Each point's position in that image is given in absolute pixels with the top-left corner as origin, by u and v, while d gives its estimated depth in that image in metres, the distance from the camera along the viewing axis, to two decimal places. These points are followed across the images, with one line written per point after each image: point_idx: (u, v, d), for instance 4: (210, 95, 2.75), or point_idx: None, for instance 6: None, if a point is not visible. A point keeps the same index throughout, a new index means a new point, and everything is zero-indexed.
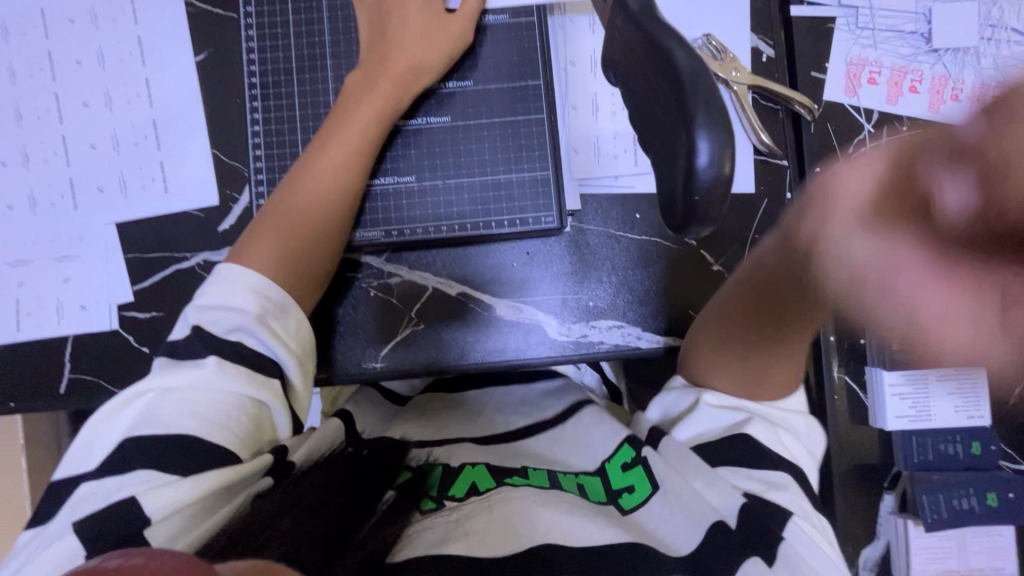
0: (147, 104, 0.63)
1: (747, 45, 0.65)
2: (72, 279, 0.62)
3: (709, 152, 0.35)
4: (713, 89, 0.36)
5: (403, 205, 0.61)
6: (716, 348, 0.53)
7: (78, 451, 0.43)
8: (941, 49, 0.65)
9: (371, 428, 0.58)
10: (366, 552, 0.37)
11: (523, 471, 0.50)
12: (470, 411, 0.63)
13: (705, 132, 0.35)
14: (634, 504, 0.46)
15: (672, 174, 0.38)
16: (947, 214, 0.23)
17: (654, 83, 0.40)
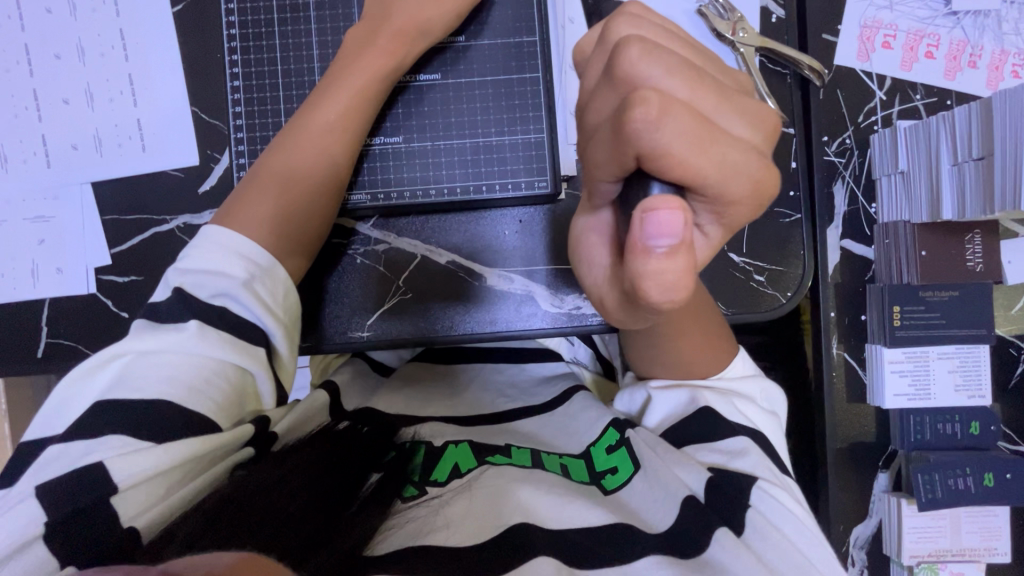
0: (122, 58, 0.60)
1: (757, 4, 0.61)
2: (48, 241, 0.60)
3: (663, 190, 0.26)
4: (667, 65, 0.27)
5: (391, 167, 0.58)
6: (641, 352, 0.51)
7: (45, 415, 0.40)
8: (960, 12, 0.62)
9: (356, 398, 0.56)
10: (350, 543, 0.34)
11: (505, 449, 0.49)
12: (459, 388, 0.61)
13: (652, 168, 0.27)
14: (615, 486, 0.45)
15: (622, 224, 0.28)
16: (601, 192, 0.30)
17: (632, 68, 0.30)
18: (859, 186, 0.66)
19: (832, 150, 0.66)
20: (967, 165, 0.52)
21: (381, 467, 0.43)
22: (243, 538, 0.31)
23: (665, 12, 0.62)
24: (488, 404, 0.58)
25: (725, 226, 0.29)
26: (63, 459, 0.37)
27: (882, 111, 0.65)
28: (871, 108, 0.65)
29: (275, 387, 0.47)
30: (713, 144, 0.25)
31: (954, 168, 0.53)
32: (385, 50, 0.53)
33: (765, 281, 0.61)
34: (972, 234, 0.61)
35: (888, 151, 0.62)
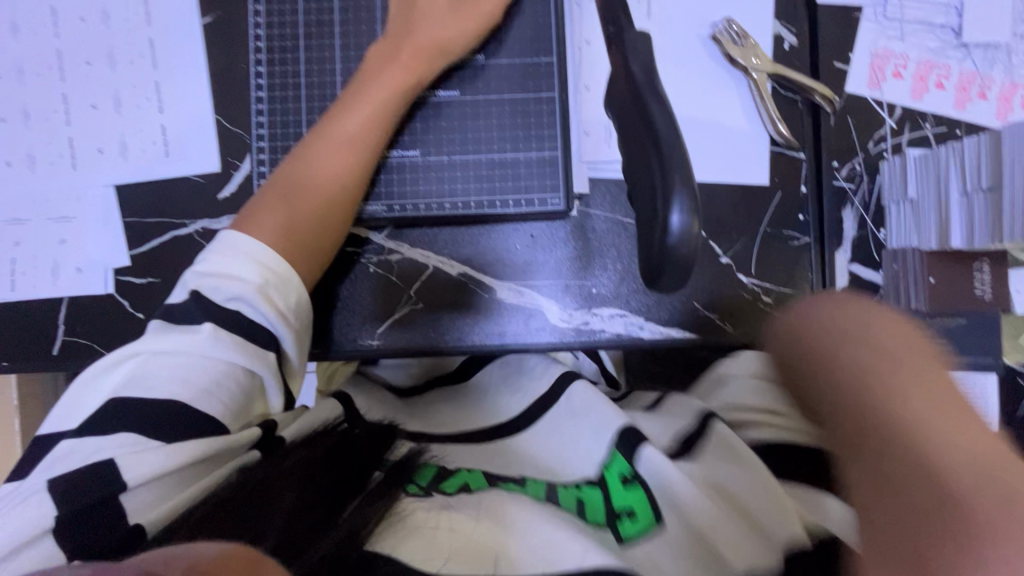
0: (150, 66, 0.62)
1: (769, 32, 0.63)
2: (70, 241, 0.62)
3: (682, 214, 0.29)
4: (680, 145, 0.30)
5: (407, 179, 0.59)
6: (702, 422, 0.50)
7: (61, 410, 0.41)
8: (971, 44, 0.63)
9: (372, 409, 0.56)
10: (344, 533, 0.35)
11: (518, 479, 0.46)
12: (464, 400, 0.60)
13: (678, 192, 0.29)
14: (635, 533, 0.41)
15: (647, 236, 0.31)
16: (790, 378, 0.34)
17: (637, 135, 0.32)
18: (869, 212, 0.65)
19: (842, 175, 0.64)
20: (976, 195, 0.53)
21: (384, 467, 0.43)
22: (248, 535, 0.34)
23: (680, 37, 0.63)
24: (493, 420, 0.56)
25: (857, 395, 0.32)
26: (77, 453, 0.38)
27: (892, 139, 0.64)
28: (881, 135, 0.64)
29: (282, 390, 0.47)
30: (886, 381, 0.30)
31: (963, 199, 0.55)
32: (407, 65, 0.54)
33: (772, 302, 0.62)
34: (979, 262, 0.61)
35: (896, 179, 0.62)
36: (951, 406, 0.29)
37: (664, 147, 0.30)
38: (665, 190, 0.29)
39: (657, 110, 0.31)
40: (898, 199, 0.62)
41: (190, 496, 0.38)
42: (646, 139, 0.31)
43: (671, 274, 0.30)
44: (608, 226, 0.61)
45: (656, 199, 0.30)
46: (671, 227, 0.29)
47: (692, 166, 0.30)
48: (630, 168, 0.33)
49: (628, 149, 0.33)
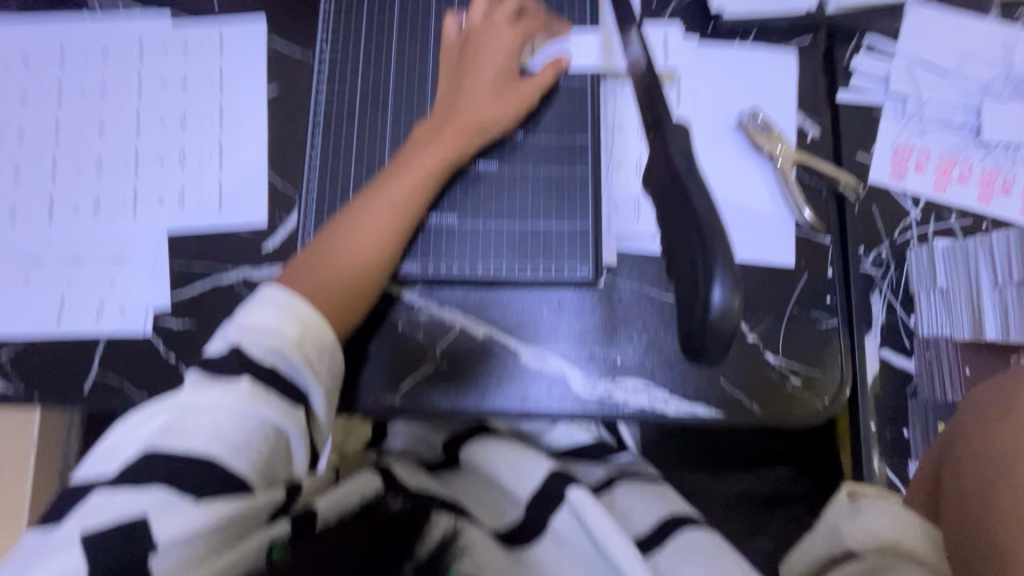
0: (217, 128, 0.67)
1: (793, 124, 0.67)
2: (118, 282, 0.65)
3: (724, 290, 0.30)
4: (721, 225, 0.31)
5: (442, 243, 0.62)
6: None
7: (96, 455, 0.43)
8: (991, 143, 0.66)
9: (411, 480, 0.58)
10: None
11: None
12: (494, 490, 0.60)
13: (719, 270, 0.30)
14: None
15: (688, 309, 0.33)
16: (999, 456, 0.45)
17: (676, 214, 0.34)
18: (897, 298, 0.64)
19: (869, 261, 0.65)
20: (1008, 287, 0.59)
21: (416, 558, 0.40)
22: None
23: (709, 124, 0.67)
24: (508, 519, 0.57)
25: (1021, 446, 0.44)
26: (107, 506, 0.39)
27: (918, 228, 0.65)
28: (907, 225, 0.66)
29: (308, 451, 0.48)
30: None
31: (993, 289, 0.60)
32: (451, 139, 0.58)
33: (801, 384, 0.61)
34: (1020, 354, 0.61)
35: (926, 267, 0.63)
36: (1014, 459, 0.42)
37: (703, 227, 0.31)
38: (707, 268, 0.31)
39: (697, 190, 0.33)
40: (928, 289, 0.63)
41: (213, 563, 0.39)
42: (686, 219, 0.33)
43: (713, 345, 0.32)
44: (635, 297, 0.62)
45: (698, 275, 0.31)
46: (712, 301, 0.30)
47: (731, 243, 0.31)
48: (673, 241, 0.35)
49: (668, 229, 0.35)
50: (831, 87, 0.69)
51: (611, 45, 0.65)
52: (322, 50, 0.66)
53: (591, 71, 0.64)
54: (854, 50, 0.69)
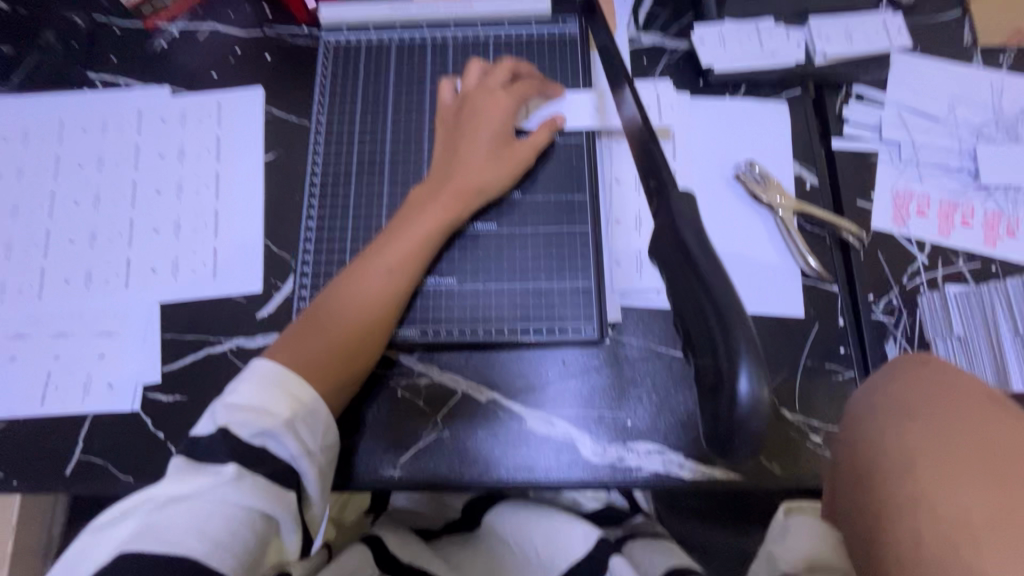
0: (213, 195, 0.67)
1: (789, 173, 0.67)
2: (106, 356, 0.62)
3: (750, 381, 0.28)
4: (741, 310, 0.29)
5: (442, 305, 0.60)
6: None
7: (67, 558, 0.40)
8: (991, 186, 0.66)
9: (403, 552, 0.53)
10: None
11: None
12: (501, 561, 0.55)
13: (744, 360, 0.28)
14: None
15: (709, 399, 0.30)
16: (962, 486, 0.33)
17: (684, 295, 0.32)
18: (912, 348, 0.61)
19: (880, 309, 0.62)
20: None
21: None
22: None
23: (705, 175, 0.67)
24: None
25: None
26: None
27: (927, 273, 0.64)
28: (915, 270, 0.64)
29: (299, 535, 0.45)
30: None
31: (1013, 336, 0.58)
32: (447, 204, 0.57)
33: (822, 442, 0.58)
34: None
35: (939, 314, 0.61)
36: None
37: (722, 310, 0.29)
38: (729, 355, 0.29)
39: (704, 259, 0.32)
40: (944, 336, 0.60)
41: None
42: (701, 297, 0.31)
43: (739, 441, 0.29)
44: (642, 355, 0.60)
45: (719, 363, 0.29)
46: (739, 394, 0.28)
47: (752, 325, 0.29)
48: (686, 320, 0.33)
49: (678, 303, 0.33)
50: (825, 136, 0.69)
51: (604, 105, 0.65)
52: (319, 116, 0.66)
53: (587, 129, 0.64)
54: (844, 100, 0.70)
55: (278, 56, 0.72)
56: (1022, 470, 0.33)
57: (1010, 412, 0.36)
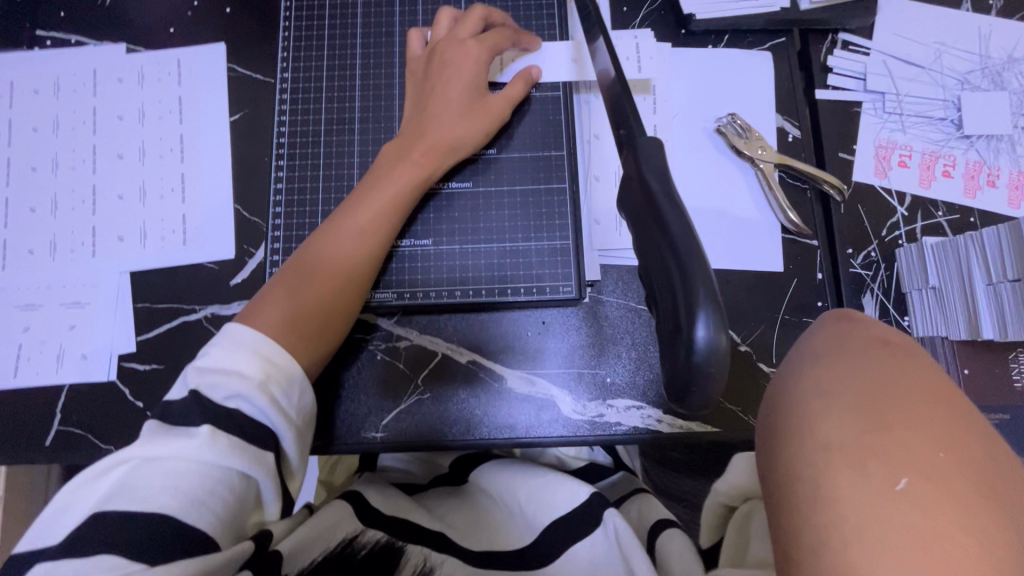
0: (178, 158, 0.65)
1: (771, 125, 0.65)
2: (78, 326, 0.61)
3: (708, 327, 0.28)
4: (703, 259, 0.29)
5: (418, 267, 0.59)
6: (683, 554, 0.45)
7: (43, 522, 0.40)
8: (973, 136, 0.65)
9: (386, 506, 0.55)
10: None
11: None
12: (483, 515, 0.56)
13: (702, 308, 0.28)
14: None
15: (669, 348, 0.30)
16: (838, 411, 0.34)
17: (649, 247, 0.32)
18: (888, 300, 0.63)
19: (859, 262, 0.63)
20: (1003, 285, 0.52)
21: None
22: None
23: (686, 129, 0.65)
24: (496, 541, 0.53)
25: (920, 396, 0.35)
26: None
27: (906, 226, 0.64)
28: (894, 223, 0.64)
29: (279, 494, 0.45)
30: (913, 373, 0.36)
31: (988, 287, 0.54)
32: (418, 162, 0.56)
33: None
34: (1015, 352, 0.59)
35: (916, 265, 0.60)
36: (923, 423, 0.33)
37: (684, 258, 0.29)
38: (688, 302, 0.28)
39: (671, 209, 0.31)
40: (919, 286, 0.60)
41: None
42: (663, 246, 0.30)
43: (698, 389, 0.29)
44: (621, 313, 0.60)
45: (679, 311, 0.29)
46: (695, 341, 0.28)
47: (712, 272, 0.29)
48: (649, 271, 0.32)
49: (644, 254, 0.32)
50: (809, 87, 0.68)
51: (581, 56, 0.63)
52: (284, 73, 0.63)
53: (564, 82, 0.62)
54: (829, 48, 0.68)
55: (238, 8, 0.68)
56: (898, 408, 0.34)
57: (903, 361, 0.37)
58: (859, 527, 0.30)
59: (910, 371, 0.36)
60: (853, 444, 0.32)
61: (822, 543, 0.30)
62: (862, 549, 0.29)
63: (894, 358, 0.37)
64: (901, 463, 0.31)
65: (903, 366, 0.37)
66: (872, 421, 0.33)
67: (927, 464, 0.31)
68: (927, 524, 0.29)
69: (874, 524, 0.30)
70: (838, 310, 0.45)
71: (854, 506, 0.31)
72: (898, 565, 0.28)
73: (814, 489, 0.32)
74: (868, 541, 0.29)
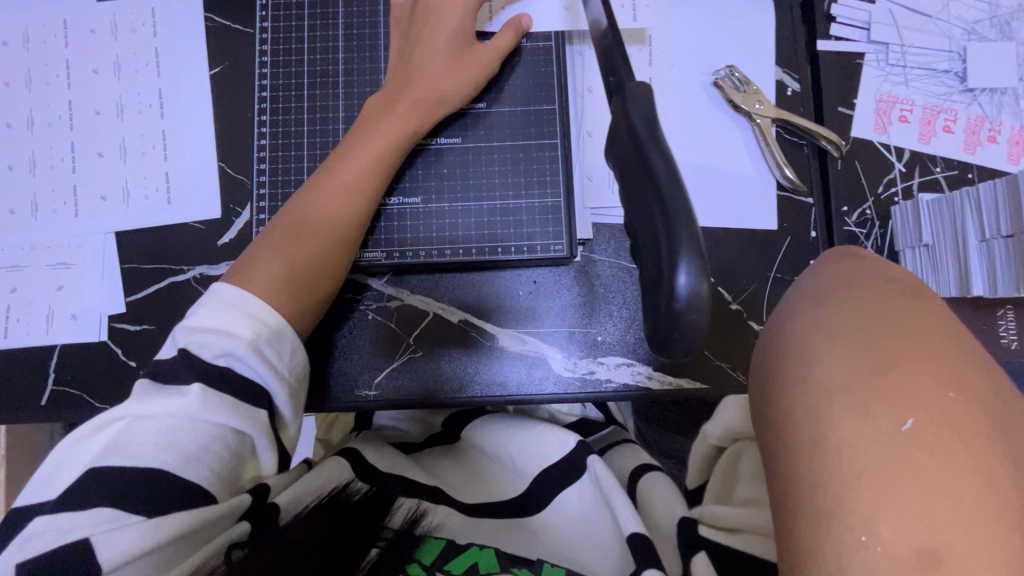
0: (158, 114, 0.62)
1: (770, 79, 0.63)
2: (66, 287, 0.61)
3: (690, 275, 0.27)
4: (689, 208, 0.29)
5: (408, 226, 0.58)
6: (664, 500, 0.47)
7: (41, 477, 0.40)
8: (976, 89, 0.63)
9: (380, 460, 0.56)
10: None
11: (536, 566, 0.44)
12: (475, 469, 0.58)
13: (685, 256, 0.28)
14: None
15: (652, 299, 0.30)
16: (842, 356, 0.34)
17: (635, 197, 0.31)
18: (882, 256, 0.63)
19: (853, 220, 0.62)
20: (995, 241, 0.52)
21: (382, 543, 0.42)
22: None
23: (682, 82, 0.63)
24: (488, 494, 0.54)
25: (929, 336, 0.34)
26: (52, 531, 0.36)
27: (902, 182, 0.63)
28: (891, 179, 0.63)
29: (276, 450, 0.46)
30: (922, 313, 0.36)
31: (981, 243, 0.54)
32: (404, 116, 0.54)
33: None
34: (1004, 309, 0.59)
35: (910, 222, 0.60)
36: (933, 363, 0.33)
37: (669, 207, 0.29)
38: (672, 251, 0.28)
39: (660, 161, 0.31)
40: (912, 245, 0.60)
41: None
42: (649, 195, 0.30)
43: (678, 339, 0.29)
44: (612, 271, 0.59)
45: (662, 260, 0.28)
46: (678, 290, 0.28)
47: (698, 223, 0.29)
48: (635, 222, 0.32)
49: (630, 206, 0.32)
50: (810, 37, 0.65)
51: None
52: (263, 22, 0.60)
53: (556, 32, 0.59)
54: None
55: None
56: (905, 348, 0.34)
57: (912, 302, 0.37)
58: (862, 469, 0.30)
59: (919, 312, 0.36)
60: (856, 388, 0.32)
61: (826, 489, 0.31)
62: (866, 488, 0.29)
63: (902, 300, 0.37)
64: (909, 403, 0.31)
65: (912, 308, 0.36)
66: (877, 363, 0.33)
67: (934, 403, 0.31)
68: (933, 461, 0.29)
69: (878, 467, 0.30)
70: (840, 250, 0.44)
71: (856, 449, 0.31)
72: (898, 504, 0.29)
73: (816, 436, 0.32)
74: (873, 484, 0.29)
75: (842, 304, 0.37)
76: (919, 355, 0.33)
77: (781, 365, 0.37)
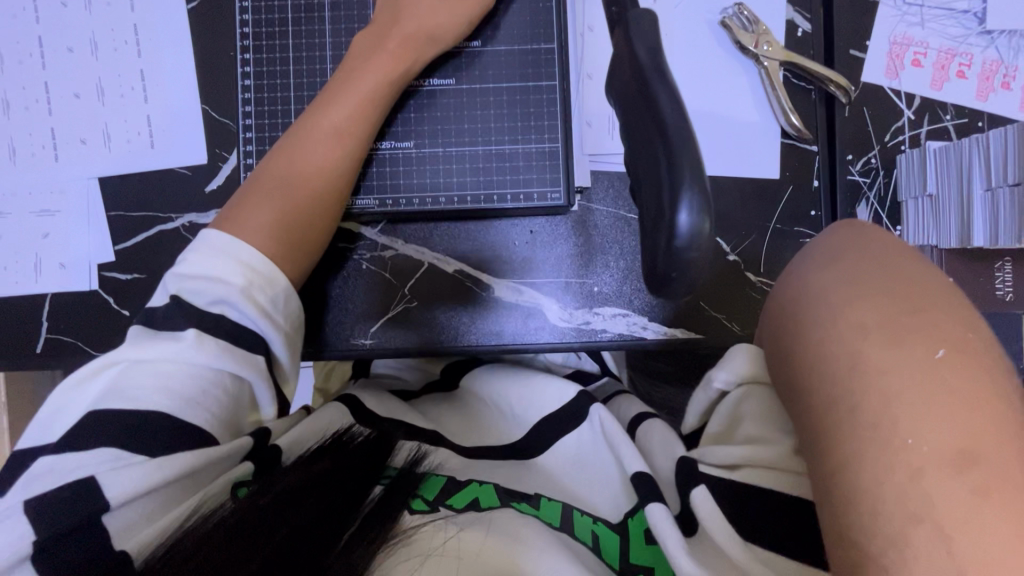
0: (134, 52, 0.59)
1: (781, 18, 0.60)
2: (52, 235, 0.60)
3: (691, 212, 0.27)
4: (692, 143, 0.28)
5: (401, 172, 0.57)
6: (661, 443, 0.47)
7: (40, 421, 0.40)
8: (994, 32, 0.60)
9: (376, 407, 0.56)
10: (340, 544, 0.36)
11: (533, 499, 0.45)
12: (471, 414, 0.58)
13: (687, 192, 0.27)
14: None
15: (651, 239, 0.30)
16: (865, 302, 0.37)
17: (637, 134, 0.30)
18: (883, 208, 0.62)
19: (857, 168, 0.61)
20: (1001, 190, 0.51)
21: (382, 482, 0.43)
22: (248, 554, 0.34)
23: (687, 21, 0.60)
24: (484, 439, 0.55)
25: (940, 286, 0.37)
26: (55, 472, 0.37)
27: (910, 130, 0.61)
28: (899, 127, 0.61)
29: (274, 395, 0.46)
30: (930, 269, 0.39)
31: (986, 193, 0.52)
32: (395, 54, 0.52)
33: None
34: (1002, 261, 0.59)
35: (914, 172, 0.59)
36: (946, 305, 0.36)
37: (672, 142, 0.28)
38: (673, 188, 0.27)
39: (665, 96, 0.30)
40: (916, 194, 0.59)
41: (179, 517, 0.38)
42: (652, 130, 0.29)
43: (677, 280, 0.29)
44: (609, 220, 0.58)
45: (663, 196, 0.28)
46: (678, 227, 0.27)
47: (702, 159, 0.28)
48: (634, 161, 0.31)
49: (631, 143, 0.31)
50: None
51: None
52: None
53: None
54: None
55: None
56: (921, 294, 0.37)
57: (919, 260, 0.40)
58: (900, 393, 0.32)
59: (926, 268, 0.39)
60: (885, 326, 0.35)
61: (868, 418, 0.33)
62: (907, 409, 0.32)
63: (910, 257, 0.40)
64: (934, 336, 0.34)
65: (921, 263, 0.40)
66: (901, 305, 0.36)
67: (955, 338, 0.34)
68: (963, 382, 0.32)
69: (916, 393, 0.32)
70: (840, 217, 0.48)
71: (890, 377, 0.33)
72: (933, 421, 0.31)
73: (849, 367, 0.35)
74: (915, 411, 0.31)
75: (860, 257, 0.41)
76: (933, 299, 0.36)
77: (814, 313, 0.39)
